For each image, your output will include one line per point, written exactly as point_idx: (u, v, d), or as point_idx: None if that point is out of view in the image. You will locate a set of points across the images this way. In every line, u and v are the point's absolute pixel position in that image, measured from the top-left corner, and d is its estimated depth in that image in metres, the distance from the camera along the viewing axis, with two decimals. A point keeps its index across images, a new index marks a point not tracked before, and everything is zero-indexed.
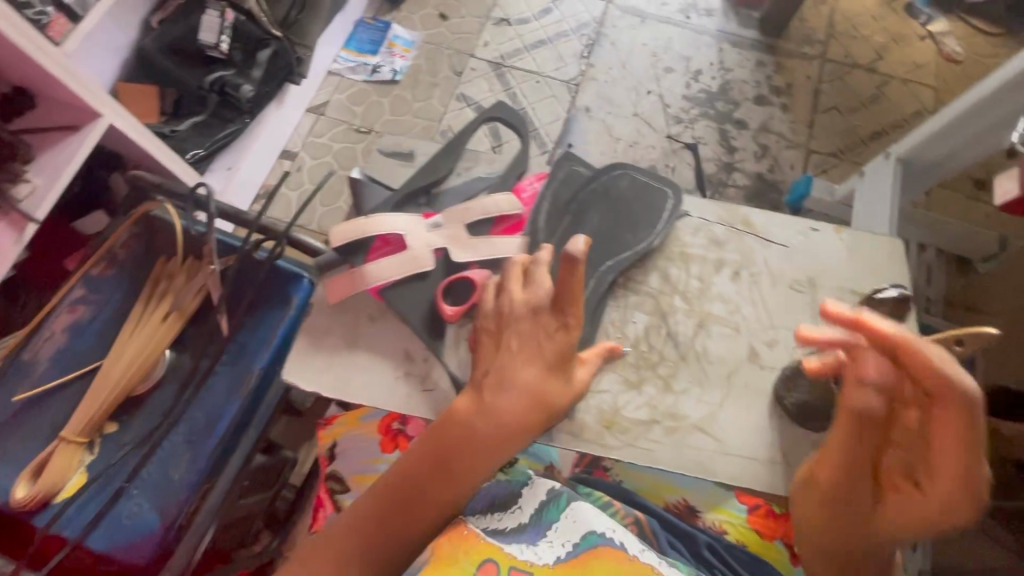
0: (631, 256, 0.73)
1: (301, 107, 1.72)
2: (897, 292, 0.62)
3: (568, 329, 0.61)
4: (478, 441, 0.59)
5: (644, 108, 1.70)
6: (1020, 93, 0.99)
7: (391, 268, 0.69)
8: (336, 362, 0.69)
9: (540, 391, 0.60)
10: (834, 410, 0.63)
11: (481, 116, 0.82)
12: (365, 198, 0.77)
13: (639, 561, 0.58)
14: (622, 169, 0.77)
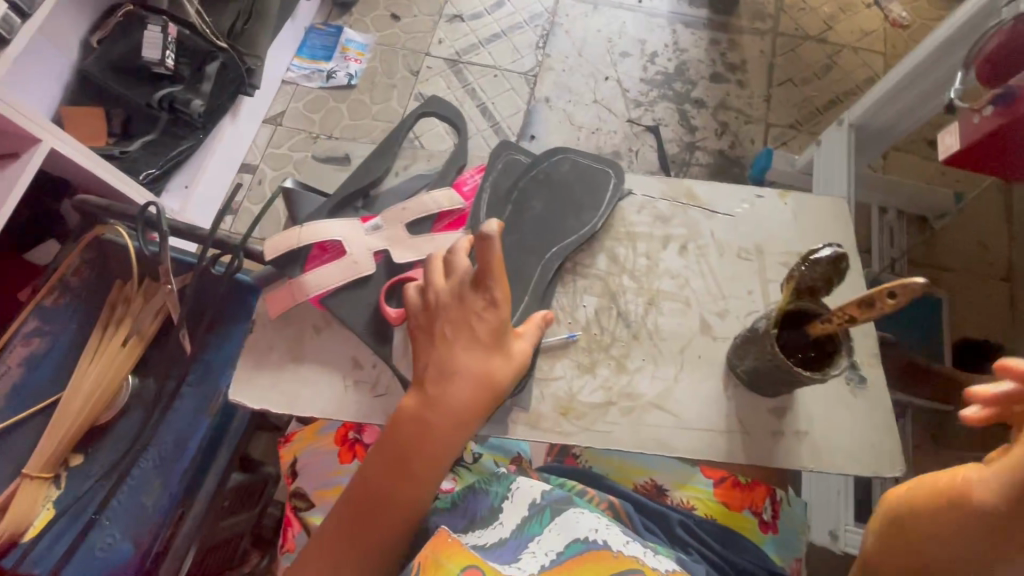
0: (577, 240, 0.72)
1: (257, 119, 1.68)
2: (832, 250, 0.53)
3: (497, 305, 0.61)
4: (432, 434, 0.59)
5: (604, 94, 1.70)
6: (954, 54, 1.02)
7: (330, 275, 0.67)
8: (283, 379, 0.67)
9: (482, 373, 0.60)
10: (782, 378, 0.61)
11: (415, 112, 0.81)
12: (299, 204, 0.74)
13: (625, 555, 0.54)
14: (563, 154, 0.76)
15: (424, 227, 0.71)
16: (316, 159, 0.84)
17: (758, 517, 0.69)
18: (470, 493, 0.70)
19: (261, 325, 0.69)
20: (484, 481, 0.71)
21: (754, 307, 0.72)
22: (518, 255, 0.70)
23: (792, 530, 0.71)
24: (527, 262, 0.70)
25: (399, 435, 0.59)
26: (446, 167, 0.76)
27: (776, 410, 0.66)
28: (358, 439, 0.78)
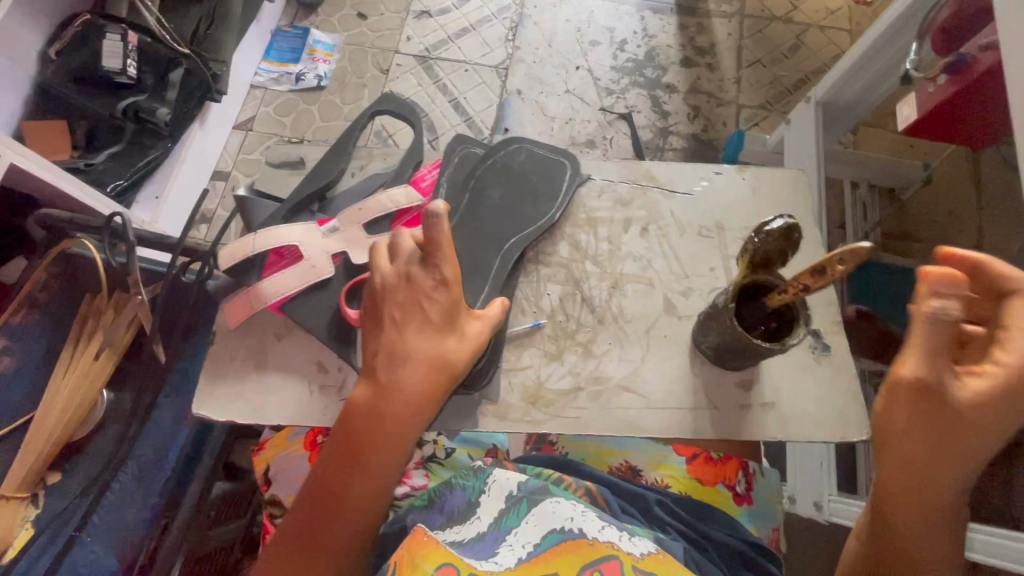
0: (535, 230, 0.73)
1: (227, 124, 1.66)
2: (784, 220, 0.57)
3: (448, 285, 0.61)
4: (389, 420, 0.58)
5: (575, 83, 1.70)
6: (901, 36, 1.01)
7: (289, 281, 0.67)
8: (246, 389, 0.67)
9: (435, 352, 0.60)
10: (741, 352, 0.63)
11: (367, 112, 0.82)
12: (252, 211, 0.74)
13: (600, 540, 0.56)
14: (520, 144, 0.77)
15: (383, 226, 0.73)
16: (270, 166, 0.83)
17: (732, 490, 0.70)
18: (445, 489, 0.70)
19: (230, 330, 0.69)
20: (459, 476, 0.70)
21: (717, 284, 0.74)
22: (476, 246, 0.71)
23: (768, 500, 0.72)
24: (486, 253, 0.70)
25: (355, 424, 0.59)
26: (404, 166, 0.78)
27: (743, 383, 0.68)
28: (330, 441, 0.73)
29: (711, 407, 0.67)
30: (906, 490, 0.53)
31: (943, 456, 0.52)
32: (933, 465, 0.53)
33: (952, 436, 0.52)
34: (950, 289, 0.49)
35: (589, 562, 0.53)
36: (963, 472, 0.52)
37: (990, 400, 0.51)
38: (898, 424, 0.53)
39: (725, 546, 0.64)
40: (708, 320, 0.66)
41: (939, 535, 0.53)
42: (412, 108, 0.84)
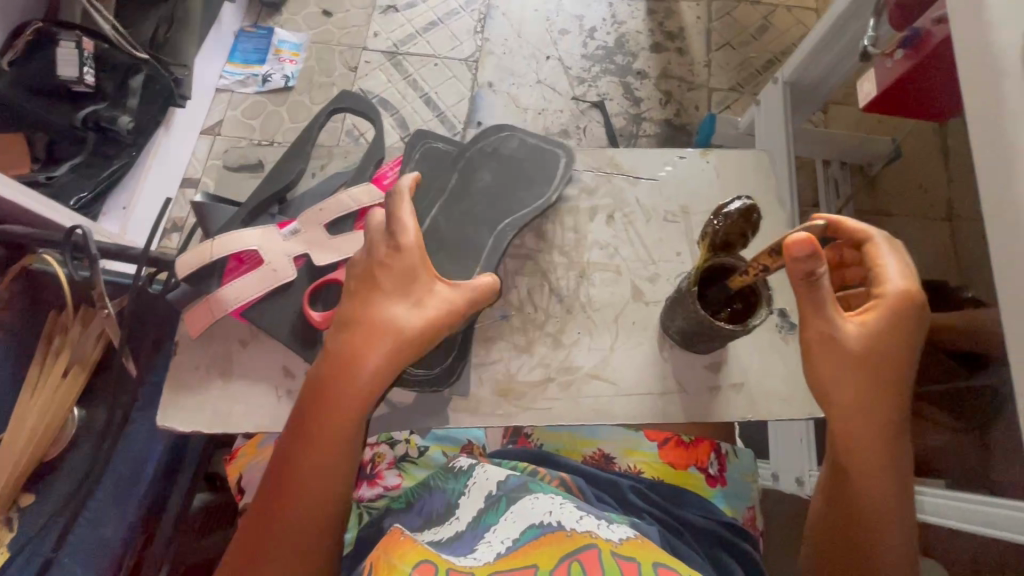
0: (530, 212, 0.71)
1: (194, 129, 1.63)
2: (741, 204, 0.58)
3: (404, 253, 0.60)
4: (344, 389, 0.57)
5: (546, 73, 1.69)
6: (860, 18, 0.99)
7: (248, 287, 0.67)
8: (213, 398, 0.66)
9: (389, 321, 0.58)
10: (707, 335, 0.64)
11: (324, 111, 0.81)
12: (212, 217, 0.74)
13: (578, 531, 0.55)
14: (511, 125, 0.76)
15: (346, 225, 0.72)
16: (228, 170, 0.82)
17: (705, 472, 0.71)
18: (426, 493, 0.70)
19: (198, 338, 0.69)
20: (440, 480, 0.70)
21: (684, 267, 0.74)
22: (468, 230, 0.70)
23: (741, 479, 0.73)
24: (478, 237, 0.70)
25: (310, 397, 0.58)
26: (365, 163, 0.78)
27: (712, 365, 0.69)
28: None
29: (681, 390, 0.68)
30: (850, 431, 0.57)
31: (869, 392, 0.57)
32: (864, 401, 0.57)
33: (868, 371, 0.57)
34: (806, 252, 0.51)
35: (568, 552, 0.51)
36: (889, 401, 0.57)
37: (881, 330, 0.57)
38: (824, 372, 0.57)
39: (697, 527, 0.66)
40: (674, 303, 0.66)
41: (889, 466, 0.57)
42: (371, 105, 0.83)
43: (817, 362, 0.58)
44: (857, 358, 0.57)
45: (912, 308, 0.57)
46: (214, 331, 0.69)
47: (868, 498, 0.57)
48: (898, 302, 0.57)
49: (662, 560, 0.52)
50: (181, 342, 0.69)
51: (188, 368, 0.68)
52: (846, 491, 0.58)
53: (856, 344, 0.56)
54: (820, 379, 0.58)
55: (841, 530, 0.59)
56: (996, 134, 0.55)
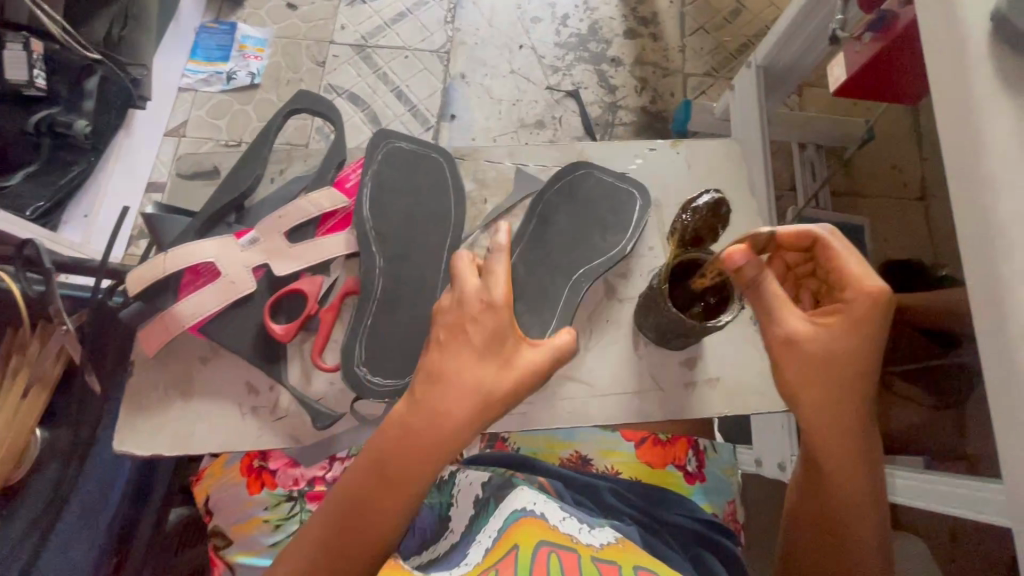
0: (603, 262, 0.69)
1: (156, 130, 1.50)
2: (709, 199, 0.57)
3: (495, 308, 0.55)
4: (418, 446, 0.53)
5: (519, 63, 1.62)
6: (820, 14, 0.99)
7: (206, 301, 0.64)
8: (173, 419, 0.64)
9: (473, 382, 0.54)
10: (688, 334, 0.63)
11: (281, 113, 0.78)
12: (166, 228, 0.70)
13: (560, 530, 0.54)
14: (588, 168, 0.73)
15: (307, 233, 0.70)
16: (182, 177, 0.79)
17: (682, 470, 0.72)
18: None
19: (157, 355, 0.66)
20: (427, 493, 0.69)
21: (657, 263, 0.73)
22: (545, 279, 0.68)
23: (720, 475, 0.73)
24: (552, 287, 0.68)
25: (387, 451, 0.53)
26: (325, 168, 0.75)
27: (687, 362, 0.69)
28: (265, 465, 0.69)
29: (657, 388, 0.68)
30: (823, 436, 0.56)
31: (838, 396, 0.56)
32: (833, 406, 0.56)
33: (837, 375, 0.55)
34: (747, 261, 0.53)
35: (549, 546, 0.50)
36: (858, 402, 0.56)
37: (843, 334, 0.56)
38: (792, 378, 0.56)
39: (681, 528, 0.65)
40: (646, 304, 0.66)
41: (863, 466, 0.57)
42: (331, 106, 0.80)
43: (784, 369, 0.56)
44: (827, 363, 0.55)
45: (876, 308, 0.56)
46: (174, 348, 0.67)
47: (844, 500, 0.57)
48: (863, 305, 0.56)
49: (645, 563, 0.50)
50: (140, 359, 0.66)
51: (149, 386, 0.66)
52: (824, 493, 0.58)
53: (821, 348, 0.56)
54: (789, 385, 0.57)
55: (817, 530, 0.59)
56: (961, 116, 0.54)
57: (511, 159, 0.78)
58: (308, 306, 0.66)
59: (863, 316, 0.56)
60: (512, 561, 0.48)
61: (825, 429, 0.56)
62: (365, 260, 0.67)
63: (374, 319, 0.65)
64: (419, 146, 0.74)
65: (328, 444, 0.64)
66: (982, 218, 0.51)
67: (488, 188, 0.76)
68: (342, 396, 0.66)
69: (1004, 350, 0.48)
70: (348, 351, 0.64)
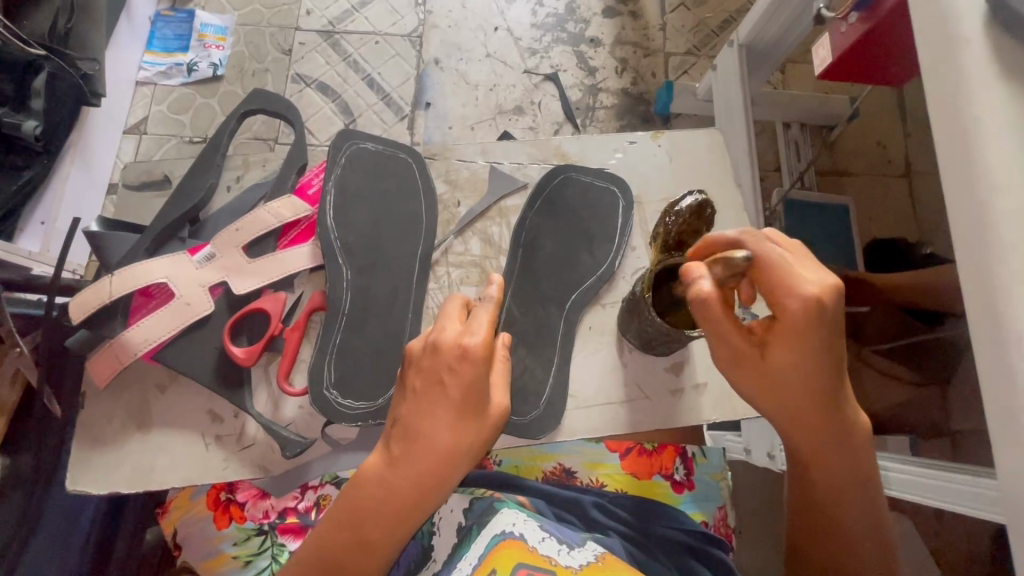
0: (595, 282, 0.66)
1: (115, 128, 1.38)
2: (692, 199, 0.56)
3: (472, 356, 0.53)
4: (396, 503, 0.52)
5: (495, 46, 1.49)
6: None
7: (158, 325, 0.59)
8: (133, 453, 0.60)
9: (453, 442, 0.53)
10: (661, 338, 0.60)
11: (234, 115, 0.72)
12: (112, 244, 0.65)
13: (539, 551, 0.52)
14: (564, 175, 0.70)
15: (267, 245, 0.65)
16: (130, 187, 0.74)
17: (670, 479, 0.72)
18: None
19: (110, 384, 0.62)
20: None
21: (640, 264, 0.69)
22: (536, 309, 0.65)
23: (710, 480, 0.73)
24: (551, 316, 0.65)
25: (367, 507, 0.53)
26: (285, 172, 0.68)
27: (673, 367, 0.66)
28: (233, 497, 0.68)
29: (644, 397, 0.65)
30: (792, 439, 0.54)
31: (799, 404, 0.52)
32: (794, 414, 0.53)
33: (787, 386, 0.52)
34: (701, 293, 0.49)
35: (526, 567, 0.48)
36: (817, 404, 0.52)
37: (789, 345, 0.51)
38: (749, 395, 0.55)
39: (667, 540, 0.65)
40: (628, 311, 0.63)
41: (847, 459, 0.54)
42: (289, 105, 0.74)
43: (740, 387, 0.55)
44: (770, 375, 0.52)
45: (817, 309, 0.50)
46: (129, 376, 0.62)
47: (826, 498, 0.55)
48: (791, 312, 0.50)
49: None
50: (91, 390, 0.62)
51: (104, 417, 0.61)
52: (807, 496, 0.57)
53: (768, 363, 0.52)
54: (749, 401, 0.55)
55: (808, 533, 0.57)
56: (950, 107, 0.50)
57: (483, 157, 0.74)
58: (270, 325, 0.61)
59: (805, 320, 0.50)
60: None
61: (796, 436, 0.54)
62: (331, 273, 0.62)
63: (342, 338, 0.61)
64: (386, 146, 0.68)
65: (299, 472, 0.61)
66: (976, 216, 0.47)
67: (460, 189, 0.72)
68: (313, 419, 0.62)
69: (1001, 358, 0.45)
70: (317, 372, 0.59)
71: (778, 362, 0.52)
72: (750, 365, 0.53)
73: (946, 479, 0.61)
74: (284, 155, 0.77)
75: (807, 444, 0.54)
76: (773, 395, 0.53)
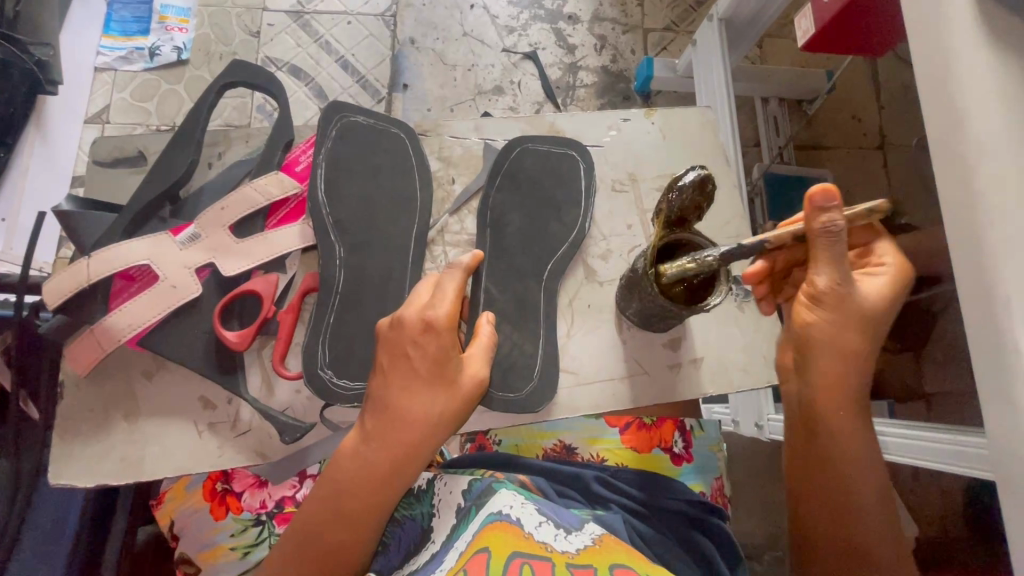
0: (568, 248, 0.65)
1: (75, 119, 1.27)
2: (694, 175, 0.53)
3: (435, 327, 0.53)
4: (371, 476, 0.53)
5: (471, 24, 1.45)
6: None
7: (144, 309, 0.57)
8: (121, 445, 0.58)
9: (423, 411, 0.53)
10: (659, 317, 0.60)
11: (213, 85, 0.66)
12: (84, 225, 0.60)
13: (535, 538, 0.51)
14: (521, 146, 0.68)
15: (254, 226, 0.62)
16: (101, 166, 0.69)
17: (669, 452, 0.73)
18: (396, 526, 0.66)
19: (92, 373, 0.59)
20: (405, 507, 0.67)
21: (636, 242, 0.69)
22: (534, 287, 0.63)
23: (707, 452, 0.75)
24: (530, 292, 0.63)
25: (340, 483, 0.53)
26: (270, 149, 0.64)
27: (670, 343, 0.66)
28: (230, 488, 0.68)
29: (644, 371, 0.65)
30: (822, 399, 0.55)
31: (853, 369, 0.54)
32: (844, 379, 0.54)
33: (854, 326, 0.53)
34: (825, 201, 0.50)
35: (521, 555, 0.48)
36: (867, 364, 0.54)
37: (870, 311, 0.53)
38: (808, 321, 0.54)
39: (670, 511, 0.66)
40: (626, 290, 0.63)
41: (863, 442, 0.55)
42: (271, 75, 0.68)
43: (803, 316, 0.54)
44: (848, 318, 0.53)
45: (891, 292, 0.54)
46: (113, 366, 0.60)
47: (834, 443, 0.55)
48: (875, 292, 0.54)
49: (620, 560, 0.48)
50: (72, 381, 0.59)
51: (90, 408, 0.59)
52: (826, 469, 0.55)
53: (853, 304, 0.53)
54: (807, 329, 0.54)
55: (804, 466, 0.57)
56: (939, 76, 0.50)
57: (476, 134, 0.71)
58: (263, 308, 0.59)
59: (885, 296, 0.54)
60: (481, 564, 0.47)
61: (840, 396, 0.54)
62: (323, 252, 0.60)
63: (336, 317, 0.59)
64: (377, 120, 0.65)
65: (298, 457, 0.60)
66: (965, 182, 0.48)
67: (454, 166, 0.70)
68: (311, 404, 0.60)
69: (990, 319, 0.46)
70: (311, 352, 0.58)
71: (856, 320, 0.53)
72: (833, 313, 0.53)
73: (928, 439, 0.65)
74: (268, 129, 0.73)
75: (842, 413, 0.54)
76: (841, 346, 0.53)
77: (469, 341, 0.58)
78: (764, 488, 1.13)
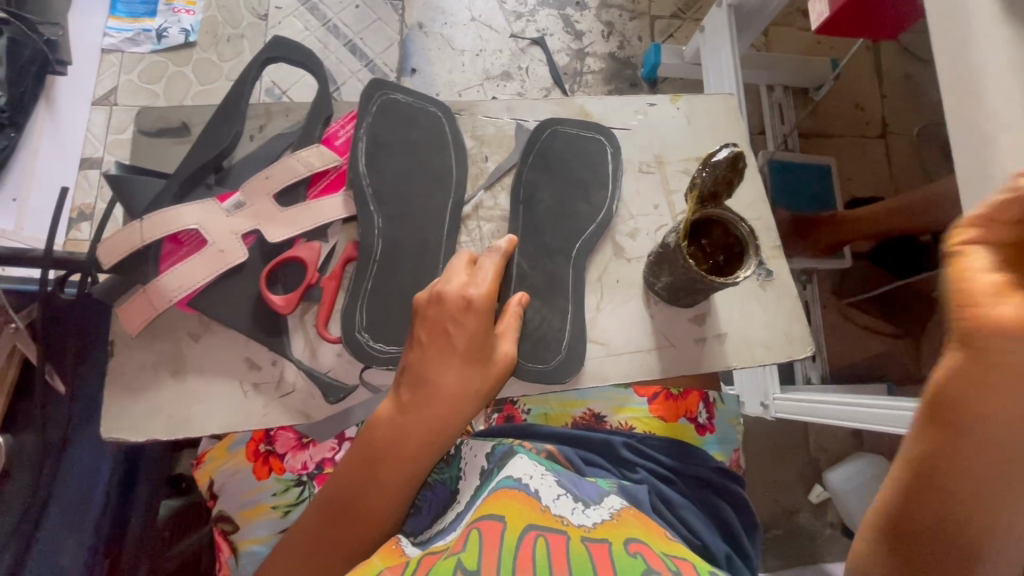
0: (596, 227, 0.67)
1: (83, 99, 1.27)
2: (727, 152, 0.55)
3: (477, 306, 0.56)
4: (407, 445, 0.56)
5: (479, 9, 1.45)
6: None
7: (192, 272, 0.58)
8: (167, 404, 0.60)
9: (461, 387, 0.56)
10: (689, 292, 0.62)
11: (255, 60, 0.67)
12: (131, 192, 0.62)
13: (551, 511, 0.53)
14: (551, 128, 0.70)
15: (297, 195, 0.63)
16: (145, 135, 0.70)
17: (694, 422, 0.75)
18: (426, 489, 0.69)
19: (138, 334, 0.60)
20: (435, 472, 0.70)
21: (664, 221, 0.71)
22: (565, 263, 0.65)
23: (728, 424, 0.77)
24: (561, 267, 0.65)
25: (376, 447, 0.56)
26: (311, 123, 0.66)
27: (696, 317, 0.69)
28: (272, 449, 0.69)
29: (670, 342, 0.68)
30: None
31: None
32: None
33: None
34: None
35: (536, 525, 0.49)
36: None
37: None
38: None
39: (696, 477, 0.70)
40: (657, 259, 0.64)
41: None
42: (308, 50, 0.69)
43: None
44: None
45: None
46: (159, 328, 0.61)
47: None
48: None
49: (635, 535, 0.51)
50: (120, 342, 0.60)
51: (137, 370, 0.60)
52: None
53: None
54: None
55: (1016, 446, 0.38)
56: (956, 56, 0.52)
57: (508, 114, 0.73)
58: (307, 275, 0.61)
59: None
60: (498, 531, 0.48)
61: None
62: (363, 221, 0.61)
63: (374, 284, 0.61)
64: (415, 98, 0.67)
65: (342, 420, 0.61)
66: (984, 155, 0.49)
67: (487, 144, 0.71)
68: (351, 368, 0.62)
69: None
70: (349, 317, 0.59)
71: None
72: None
73: None
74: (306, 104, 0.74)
75: None
76: None
77: (500, 315, 0.61)
78: (766, 468, 1.16)
